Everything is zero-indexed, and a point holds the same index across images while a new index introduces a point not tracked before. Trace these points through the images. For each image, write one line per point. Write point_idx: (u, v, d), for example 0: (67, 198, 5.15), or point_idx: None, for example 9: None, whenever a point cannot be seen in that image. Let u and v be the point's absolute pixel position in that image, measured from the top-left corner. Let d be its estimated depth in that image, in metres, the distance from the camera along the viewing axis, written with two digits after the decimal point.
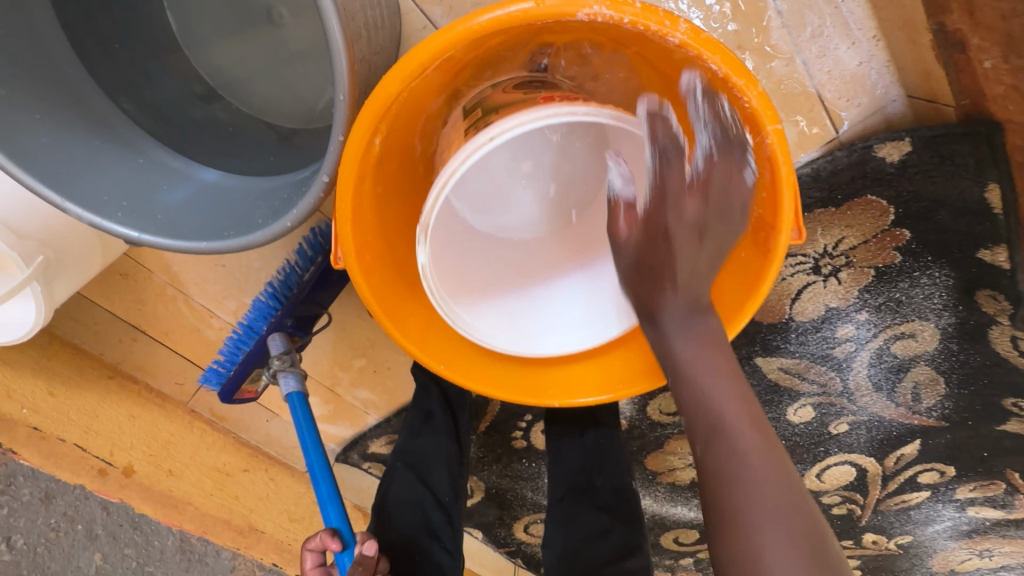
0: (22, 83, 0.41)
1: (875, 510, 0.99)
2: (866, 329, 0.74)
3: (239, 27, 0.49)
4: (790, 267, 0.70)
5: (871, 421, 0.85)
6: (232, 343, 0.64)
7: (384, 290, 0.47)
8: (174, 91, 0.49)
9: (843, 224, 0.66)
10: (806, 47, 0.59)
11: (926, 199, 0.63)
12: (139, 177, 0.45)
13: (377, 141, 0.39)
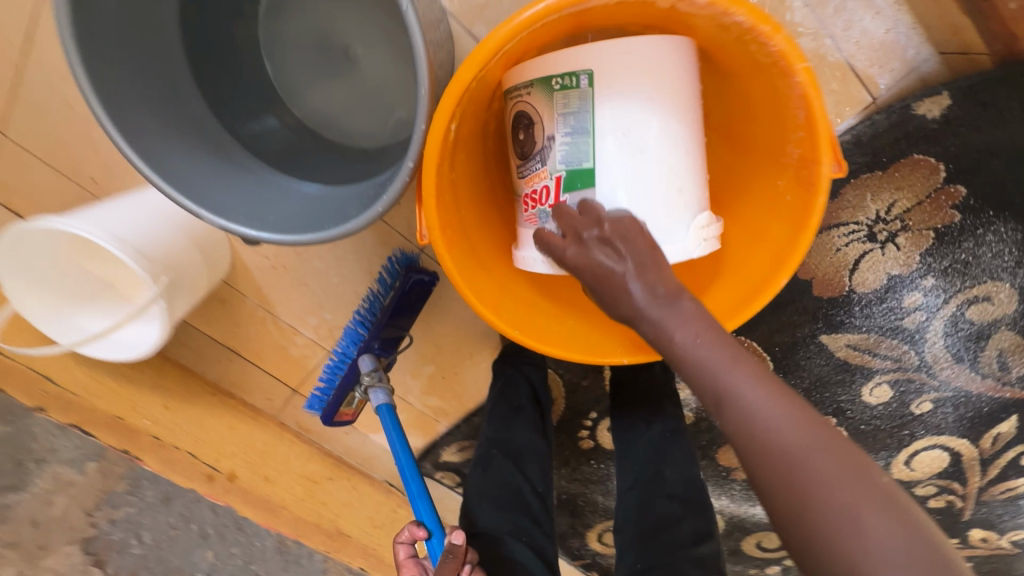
0: (167, 119, 0.51)
1: (978, 501, 0.93)
2: (935, 295, 0.73)
3: (319, 66, 0.58)
4: (844, 237, 0.70)
5: (958, 397, 0.82)
6: (330, 369, 0.73)
7: (463, 263, 0.52)
8: (272, 124, 0.59)
9: (893, 187, 0.66)
10: (832, 23, 0.62)
11: (976, 150, 0.63)
12: (252, 191, 0.53)
13: (451, 128, 0.46)
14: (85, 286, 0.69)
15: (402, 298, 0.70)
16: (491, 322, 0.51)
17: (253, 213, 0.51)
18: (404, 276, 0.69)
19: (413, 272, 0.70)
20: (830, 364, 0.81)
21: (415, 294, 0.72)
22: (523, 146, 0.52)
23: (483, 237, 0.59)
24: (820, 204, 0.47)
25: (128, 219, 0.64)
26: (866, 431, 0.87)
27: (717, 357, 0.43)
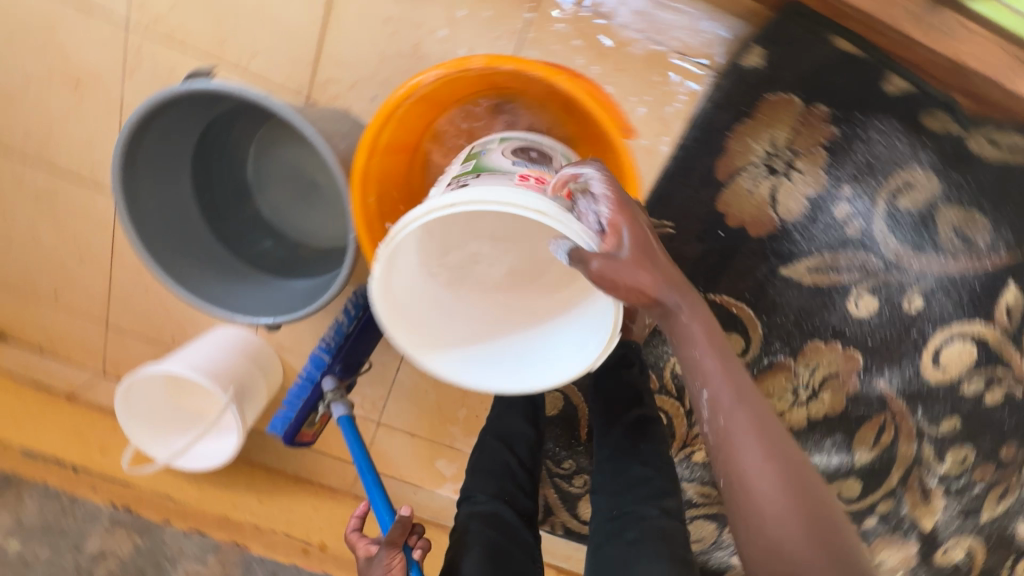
0: (204, 266, 0.70)
1: None
2: (860, 200, 0.80)
3: (298, 196, 0.77)
4: (751, 180, 0.79)
5: (944, 284, 0.85)
6: (294, 392, 0.80)
7: None
8: (276, 249, 0.78)
9: (766, 125, 0.76)
10: (642, 26, 0.73)
11: (809, 73, 0.73)
12: (268, 297, 0.71)
13: (373, 202, 0.62)
14: (177, 419, 0.88)
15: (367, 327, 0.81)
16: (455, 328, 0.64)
17: (270, 309, 0.68)
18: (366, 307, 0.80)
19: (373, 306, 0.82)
20: (803, 293, 0.87)
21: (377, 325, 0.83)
22: (531, 157, 0.60)
23: None
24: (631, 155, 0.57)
25: (198, 354, 0.85)
26: (875, 344, 0.90)
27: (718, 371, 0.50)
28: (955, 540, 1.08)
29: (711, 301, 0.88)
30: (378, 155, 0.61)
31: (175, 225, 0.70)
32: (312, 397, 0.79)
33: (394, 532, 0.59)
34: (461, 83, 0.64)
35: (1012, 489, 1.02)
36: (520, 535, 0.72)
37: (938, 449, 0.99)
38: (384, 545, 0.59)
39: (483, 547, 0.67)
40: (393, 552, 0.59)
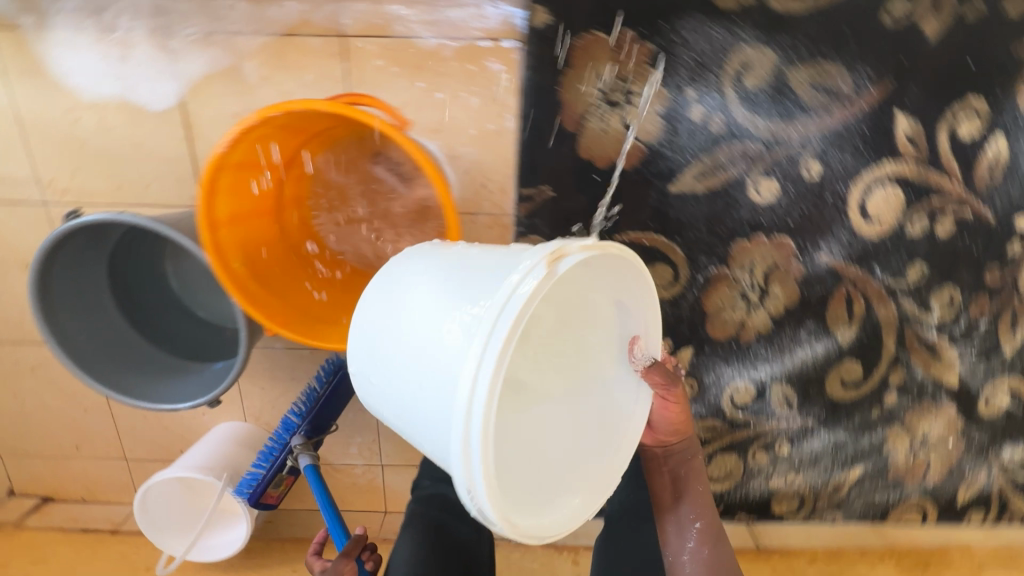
0: (129, 368, 0.76)
1: (981, 197, 0.88)
2: (709, 97, 0.82)
3: (199, 282, 0.83)
4: (599, 120, 0.83)
5: (831, 140, 0.84)
6: (266, 451, 0.87)
7: (311, 327, 0.68)
8: (195, 332, 0.83)
9: (587, 66, 0.80)
10: (438, 29, 0.79)
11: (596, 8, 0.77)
12: (196, 380, 0.77)
13: (241, 263, 0.65)
14: (187, 521, 0.96)
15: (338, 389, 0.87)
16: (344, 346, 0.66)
17: (199, 391, 0.74)
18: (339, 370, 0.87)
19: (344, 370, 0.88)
20: (703, 201, 0.88)
21: (347, 387, 0.89)
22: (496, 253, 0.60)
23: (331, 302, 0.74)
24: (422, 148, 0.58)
25: (195, 455, 0.95)
26: (798, 221, 0.89)
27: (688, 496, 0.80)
28: (989, 386, 1.02)
29: (621, 242, 0.91)
30: (228, 226, 0.64)
31: (104, 343, 0.75)
32: (278, 458, 0.85)
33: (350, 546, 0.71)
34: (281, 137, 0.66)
35: (1019, 313, 0.96)
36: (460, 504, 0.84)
37: (919, 301, 0.95)
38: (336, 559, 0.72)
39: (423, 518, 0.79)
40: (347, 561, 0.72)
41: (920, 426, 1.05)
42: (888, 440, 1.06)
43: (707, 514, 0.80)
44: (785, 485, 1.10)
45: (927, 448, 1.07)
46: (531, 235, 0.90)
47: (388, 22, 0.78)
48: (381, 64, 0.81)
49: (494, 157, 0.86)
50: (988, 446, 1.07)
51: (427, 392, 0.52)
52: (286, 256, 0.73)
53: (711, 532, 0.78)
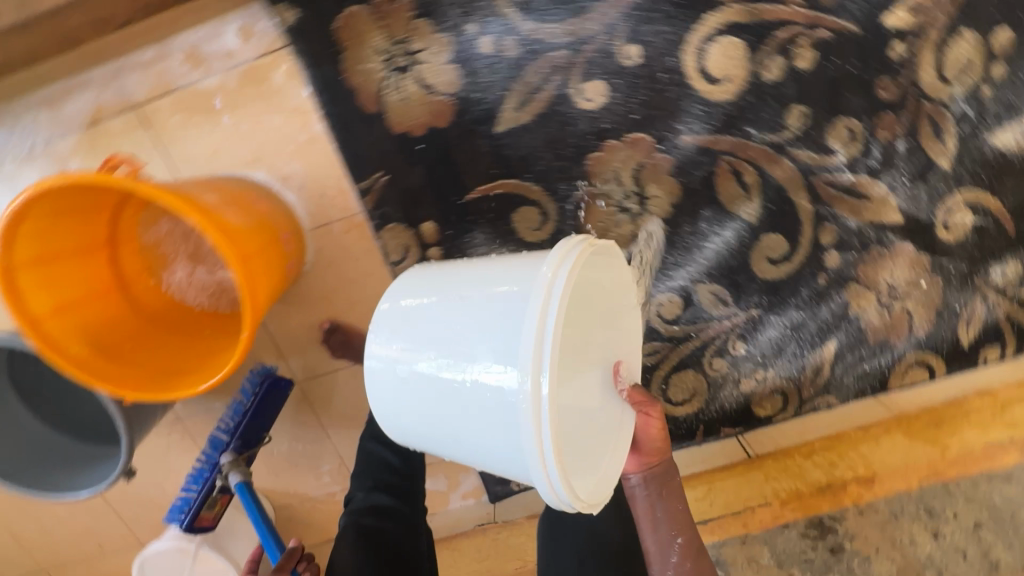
0: (34, 466, 0.80)
1: (833, 9, 0.78)
2: (492, 23, 0.78)
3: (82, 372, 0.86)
4: (396, 91, 0.81)
5: (637, 16, 0.78)
6: (196, 472, 0.91)
7: (164, 383, 0.70)
8: (97, 415, 0.87)
9: (360, 42, 0.78)
10: (212, 66, 0.80)
11: None
12: (101, 465, 0.81)
13: (79, 345, 0.68)
14: None
15: (261, 403, 0.91)
16: (194, 391, 0.68)
17: (100, 477, 0.78)
18: (262, 383, 0.92)
19: (269, 379, 0.92)
20: (536, 128, 0.83)
21: (274, 399, 0.93)
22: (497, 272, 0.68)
23: (191, 350, 0.77)
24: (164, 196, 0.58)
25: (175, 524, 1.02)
26: (643, 111, 0.82)
27: (668, 514, 0.80)
28: (940, 208, 0.89)
29: (475, 199, 0.87)
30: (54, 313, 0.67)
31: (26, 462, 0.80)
32: (211, 476, 0.90)
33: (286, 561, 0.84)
34: (74, 217, 0.68)
35: (938, 118, 0.84)
36: (395, 509, 0.90)
37: (815, 147, 0.85)
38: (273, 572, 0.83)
39: (360, 533, 0.86)
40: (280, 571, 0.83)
41: (882, 278, 0.94)
42: (853, 303, 0.95)
43: (688, 528, 0.81)
44: (758, 386, 1.01)
45: (901, 299, 0.95)
46: (387, 224, 0.89)
47: (167, 76, 0.80)
48: (179, 117, 0.83)
49: (321, 163, 0.86)
50: (971, 273, 0.94)
51: (473, 397, 0.60)
52: (140, 321, 0.77)
53: (692, 547, 0.80)
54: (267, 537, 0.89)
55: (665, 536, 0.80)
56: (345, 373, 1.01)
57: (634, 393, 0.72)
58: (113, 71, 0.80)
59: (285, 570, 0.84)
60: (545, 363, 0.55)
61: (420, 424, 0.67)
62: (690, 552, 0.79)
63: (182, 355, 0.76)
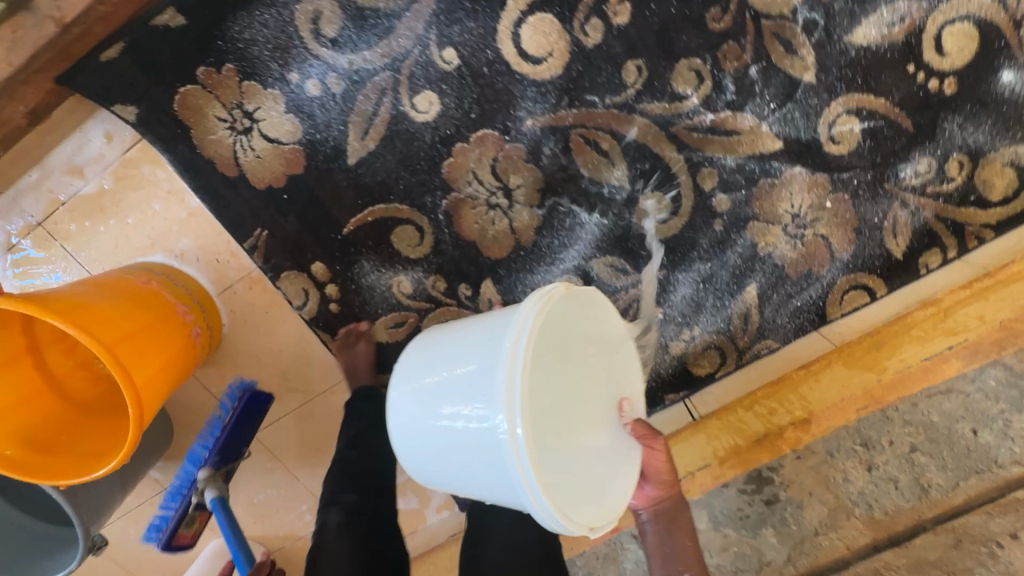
0: None
1: None
2: (310, 66, 0.81)
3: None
4: (248, 150, 0.85)
5: (442, 20, 0.79)
6: (175, 489, 0.94)
7: (97, 463, 0.77)
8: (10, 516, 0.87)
9: (201, 115, 0.83)
10: (91, 171, 0.88)
11: (167, 69, 0.79)
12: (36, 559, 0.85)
13: (13, 447, 0.75)
14: None
15: (238, 417, 0.94)
16: (118, 464, 0.74)
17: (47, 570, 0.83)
18: (241, 399, 0.95)
19: (249, 395, 0.96)
20: (384, 150, 0.85)
21: (252, 413, 0.96)
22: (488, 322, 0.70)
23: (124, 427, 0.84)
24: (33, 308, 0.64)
25: None
26: (478, 108, 0.83)
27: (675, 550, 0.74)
28: (821, 122, 0.84)
29: (352, 231, 0.90)
30: None
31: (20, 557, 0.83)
32: (187, 495, 0.93)
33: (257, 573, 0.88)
34: None
35: (784, 32, 0.79)
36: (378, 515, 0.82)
37: (663, 96, 0.82)
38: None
39: (347, 539, 0.77)
40: None
41: (783, 208, 0.89)
42: (758, 241, 0.91)
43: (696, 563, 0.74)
44: (691, 346, 0.96)
45: (809, 226, 0.90)
46: (281, 273, 0.93)
47: (55, 190, 0.89)
48: (76, 223, 0.91)
49: (208, 233, 0.92)
50: (878, 181, 0.87)
51: (465, 445, 0.63)
52: (76, 413, 0.85)
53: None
54: (238, 553, 0.93)
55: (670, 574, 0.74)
56: (292, 418, 1.05)
57: (637, 426, 0.71)
58: (12, 199, 0.89)
59: None
60: (521, 409, 0.57)
61: (427, 474, 0.70)
62: None
63: (113, 434, 0.83)
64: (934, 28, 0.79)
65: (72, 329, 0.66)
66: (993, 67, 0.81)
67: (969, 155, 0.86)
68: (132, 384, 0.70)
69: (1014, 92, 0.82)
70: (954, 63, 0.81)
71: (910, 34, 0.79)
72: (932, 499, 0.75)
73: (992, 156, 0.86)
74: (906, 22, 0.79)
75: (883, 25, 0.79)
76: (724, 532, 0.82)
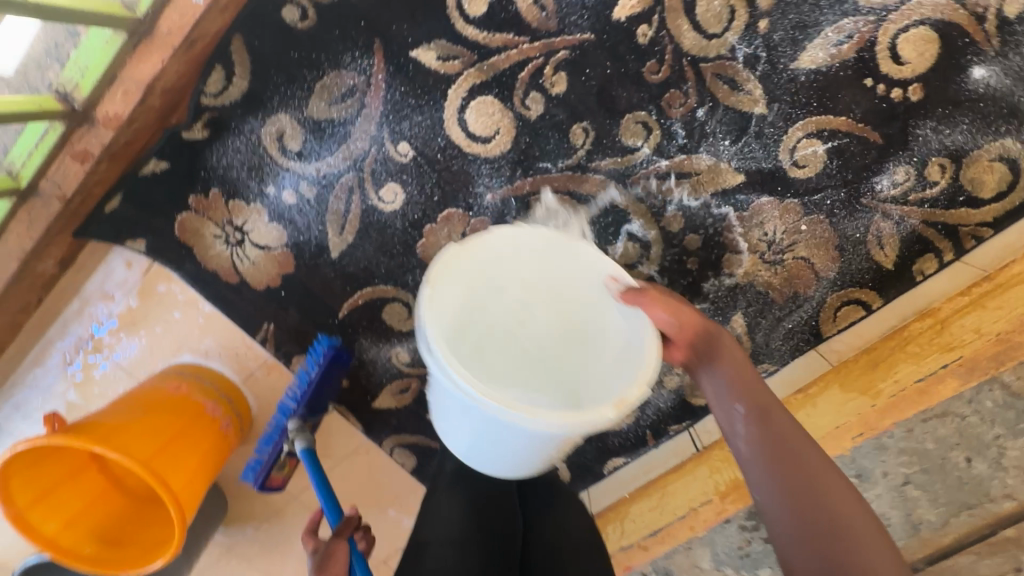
0: None
1: (561, 30, 0.78)
2: (282, 178, 0.88)
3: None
4: (244, 259, 0.94)
5: (392, 117, 0.83)
6: (266, 438, 0.92)
7: (154, 550, 0.89)
8: None
9: (201, 235, 0.91)
10: (120, 293, 1.00)
11: (162, 205, 0.88)
12: None
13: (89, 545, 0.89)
14: None
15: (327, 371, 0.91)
16: (170, 553, 0.85)
17: None
18: (330, 353, 0.91)
19: (337, 352, 0.92)
20: (360, 240, 0.91)
21: (337, 368, 0.94)
22: None
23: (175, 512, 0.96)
24: (78, 442, 0.75)
25: None
26: (440, 191, 0.87)
27: (727, 385, 0.60)
28: (781, 150, 0.82)
29: (346, 314, 0.97)
30: (64, 525, 0.88)
31: None
32: (278, 442, 0.91)
33: (346, 529, 0.76)
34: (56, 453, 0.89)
35: (726, 71, 0.79)
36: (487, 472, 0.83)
37: (614, 152, 0.83)
38: (330, 538, 0.74)
39: (458, 492, 0.80)
40: (337, 540, 0.74)
41: (756, 236, 0.88)
42: (735, 273, 0.90)
43: (757, 395, 0.58)
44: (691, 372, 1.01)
45: (786, 251, 0.88)
46: (292, 358, 1.00)
47: (95, 315, 1.01)
48: (116, 338, 1.03)
49: (224, 332, 1.02)
50: (854, 197, 0.85)
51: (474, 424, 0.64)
52: (137, 502, 0.98)
53: (764, 418, 0.56)
54: (328, 503, 0.83)
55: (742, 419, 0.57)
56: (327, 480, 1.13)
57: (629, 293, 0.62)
58: (61, 326, 1.02)
59: (343, 535, 0.75)
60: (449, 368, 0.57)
61: (498, 460, 0.71)
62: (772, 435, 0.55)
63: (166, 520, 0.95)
64: (887, 39, 0.76)
65: (113, 454, 0.77)
66: (960, 66, 0.77)
67: (949, 157, 0.81)
68: (169, 489, 0.82)
69: (988, 87, 0.77)
70: (915, 70, 0.77)
71: (860, 50, 0.77)
72: (924, 538, 0.71)
73: (976, 154, 0.81)
74: (854, 39, 0.76)
75: (830, 45, 0.77)
76: (724, 571, 0.84)
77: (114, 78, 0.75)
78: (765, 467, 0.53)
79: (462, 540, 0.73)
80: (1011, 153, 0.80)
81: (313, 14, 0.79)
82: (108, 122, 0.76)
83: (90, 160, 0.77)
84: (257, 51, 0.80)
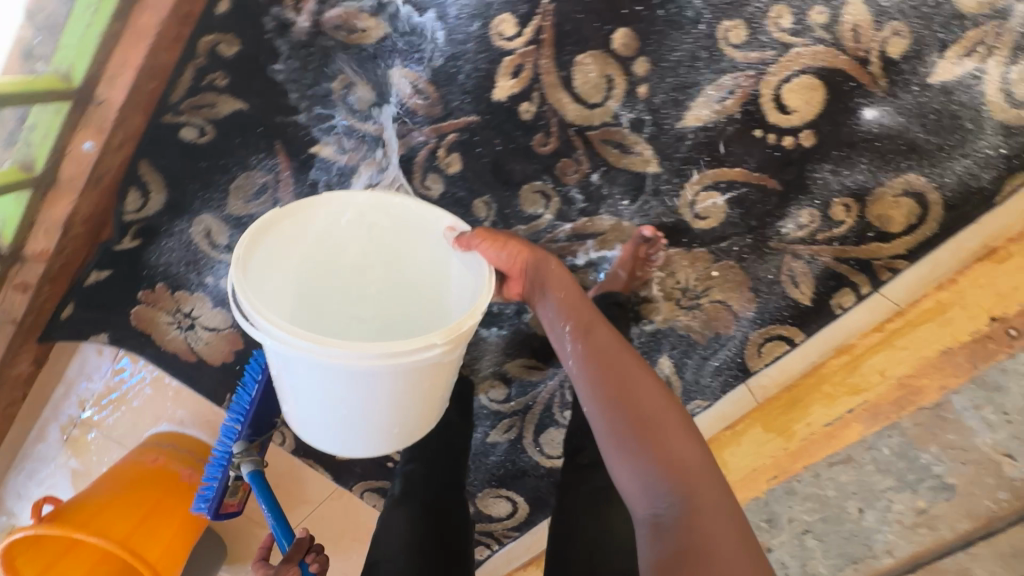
0: None
1: (447, 114, 0.80)
2: (215, 269, 0.93)
3: None
4: (198, 340, 0.99)
5: None
6: (214, 465, 0.94)
7: None
8: None
9: (154, 323, 0.97)
10: (97, 376, 1.10)
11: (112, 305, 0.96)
12: None
13: None
14: None
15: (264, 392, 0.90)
16: None
17: None
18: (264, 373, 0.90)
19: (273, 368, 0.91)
20: None
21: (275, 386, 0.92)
22: None
23: None
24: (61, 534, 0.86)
25: None
26: None
27: (561, 308, 0.70)
28: (681, 204, 0.83)
29: None
30: None
31: None
32: (226, 468, 0.92)
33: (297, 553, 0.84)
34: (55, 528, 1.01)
35: (613, 137, 0.80)
36: (439, 481, 0.85)
37: (519, 221, 0.86)
38: (281, 564, 0.83)
39: (404, 506, 0.82)
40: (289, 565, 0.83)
41: (671, 284, 0.89)
42: (654, 319, 0.91)
43: (581, 311, 0.69)
44: None
45: (702, 295, 0.89)
46: None
47: (79, 398, 1.12)
48: (102, 414, 1.13)
49: (195, 402, 1.10)
50: (761, 241, 0.85)
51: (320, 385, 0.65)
52: None
53: (589, 330, 0.67)
54: (278, 526, 0.89)
55: (575, 336, 0.67)
56: (308, 521, 1.23)
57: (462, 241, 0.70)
58: (52, 408, 1.13)
59: (292, 561, 0.83)
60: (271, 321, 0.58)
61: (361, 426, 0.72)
62: (596, 348, 0.65)
63: None
64: (770, 91, 0.76)
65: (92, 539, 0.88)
66: (849, 109, 0.76)
67: (853, 196, 0.80)
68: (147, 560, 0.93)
69: (883, 126, 0.76)
70: (804, 116, 0.77)
71: (744, 104, 0.77)
72: None
73: (879, 191, 0.80)
74: (736, 94, 0.76)
75: (713, 103, 0.77)
76: None
77: (32, 223, 0.83)
78: (588, 378, 0.63)
79: (412, 548, 0.76)
80: (916, 187, 0.79)
81: (212, 128, 0.84)
82: (37, 257, 0.85)
83: (30, 289, 0.86)
84: (173, 161, 0.86)
